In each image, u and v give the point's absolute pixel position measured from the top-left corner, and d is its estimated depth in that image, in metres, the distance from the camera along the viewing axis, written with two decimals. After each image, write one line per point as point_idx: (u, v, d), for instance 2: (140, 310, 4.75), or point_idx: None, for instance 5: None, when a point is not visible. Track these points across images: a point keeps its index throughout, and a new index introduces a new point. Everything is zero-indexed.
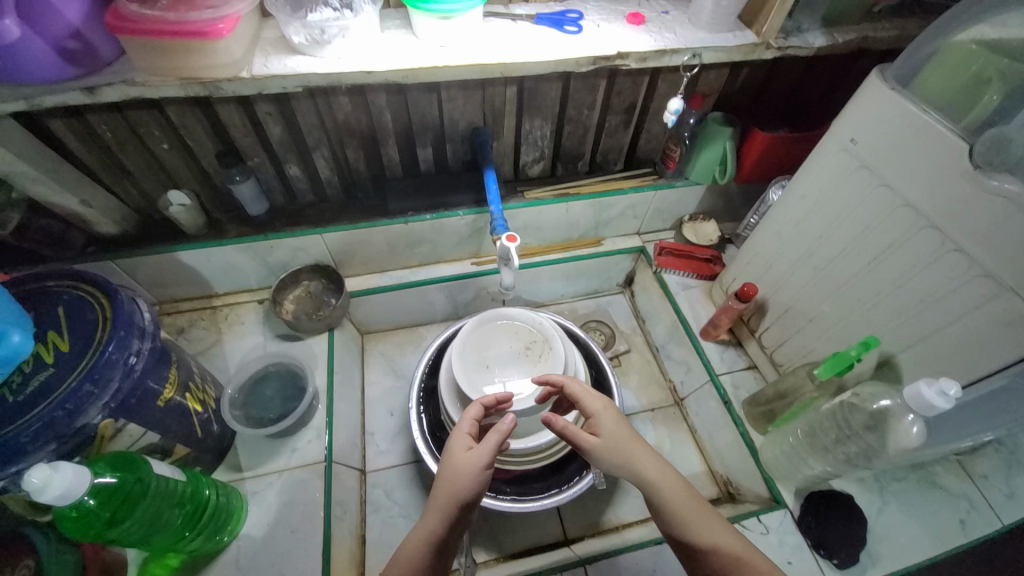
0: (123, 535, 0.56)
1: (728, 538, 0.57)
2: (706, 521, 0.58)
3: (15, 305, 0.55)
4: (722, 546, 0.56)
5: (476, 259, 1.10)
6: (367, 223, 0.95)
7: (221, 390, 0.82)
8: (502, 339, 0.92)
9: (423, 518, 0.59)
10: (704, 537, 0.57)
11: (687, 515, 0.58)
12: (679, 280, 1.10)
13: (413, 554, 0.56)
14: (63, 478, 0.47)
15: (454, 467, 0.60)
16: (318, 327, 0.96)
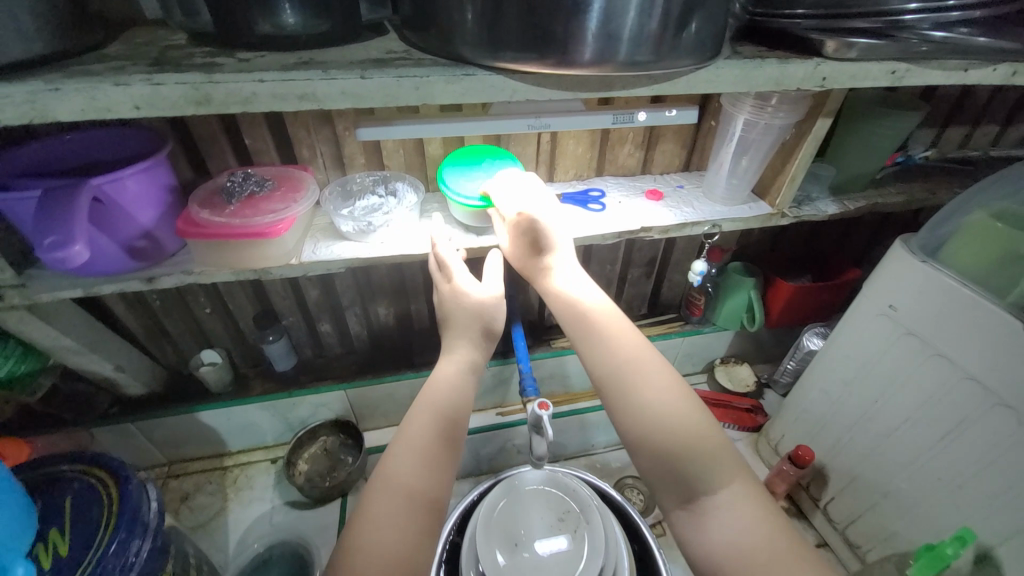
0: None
1: (647, 361, 0.56)
2: (620, 339, 0.57)
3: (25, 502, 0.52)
4: (644, 371, 0.55)
5: (500, 409, 1.08)
6: (393, 376, 0.94)
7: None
8: (533, 509, 0.82)
9: (445, 359, 0.61)
10: (620, 360, 0.56)
11: (601, 330, 0.58)
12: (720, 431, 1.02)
13: (436, 391, 0.57)
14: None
15: (473, 311, 0.62)
16: (332, 491, 0.89)
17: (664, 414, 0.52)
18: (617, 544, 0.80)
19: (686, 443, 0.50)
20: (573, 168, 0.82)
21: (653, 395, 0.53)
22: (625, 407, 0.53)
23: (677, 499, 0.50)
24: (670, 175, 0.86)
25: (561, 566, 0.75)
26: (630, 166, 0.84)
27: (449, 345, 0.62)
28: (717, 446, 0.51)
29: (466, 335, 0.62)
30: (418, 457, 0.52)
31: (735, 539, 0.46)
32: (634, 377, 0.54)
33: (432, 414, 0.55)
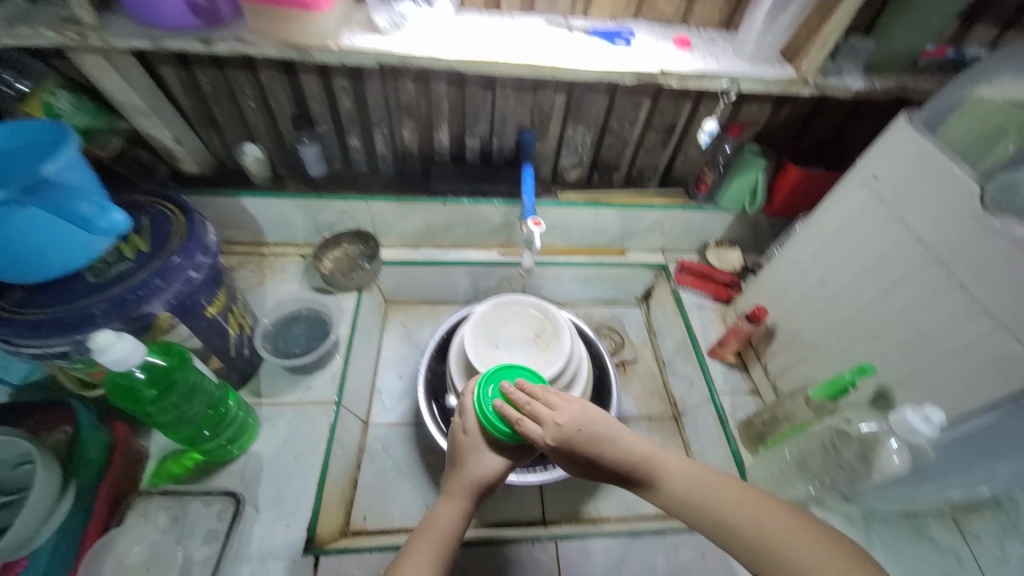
0: (150, 410, 0.66)
1: (740, 496, 0.55)
2: (697, 481, 0.57)
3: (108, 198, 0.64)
4: (746, 508, 0.54)
5: (503, 250, 1.15)
6: (410, 198, 1.03)
7: (258, 321, 0.92)
8: (513, 323, 0.96)
9: (443, 502, 0.62)
10: (709, 498, 0.55)
11: (670, 474, 0.58)
12: (695, 299, 1.12)
13: (432, 528, 0.59)
14: (124, 345, 0.55)
15: (476, 473, 0.64)
16: (347, 287, 1.03)
17: (786, 544, 0.50)
18: (581, 357, 0.95)
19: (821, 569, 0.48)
20: (609, 6, 0.81)
21: (765, 526, 0.52)
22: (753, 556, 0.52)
23: None
24: (707, 31, 0.84)
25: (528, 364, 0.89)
26: (669, 13, 0.82)
27: (446, 489, 0.63)
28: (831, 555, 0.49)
29: (464, 484, 0.63)
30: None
31: None
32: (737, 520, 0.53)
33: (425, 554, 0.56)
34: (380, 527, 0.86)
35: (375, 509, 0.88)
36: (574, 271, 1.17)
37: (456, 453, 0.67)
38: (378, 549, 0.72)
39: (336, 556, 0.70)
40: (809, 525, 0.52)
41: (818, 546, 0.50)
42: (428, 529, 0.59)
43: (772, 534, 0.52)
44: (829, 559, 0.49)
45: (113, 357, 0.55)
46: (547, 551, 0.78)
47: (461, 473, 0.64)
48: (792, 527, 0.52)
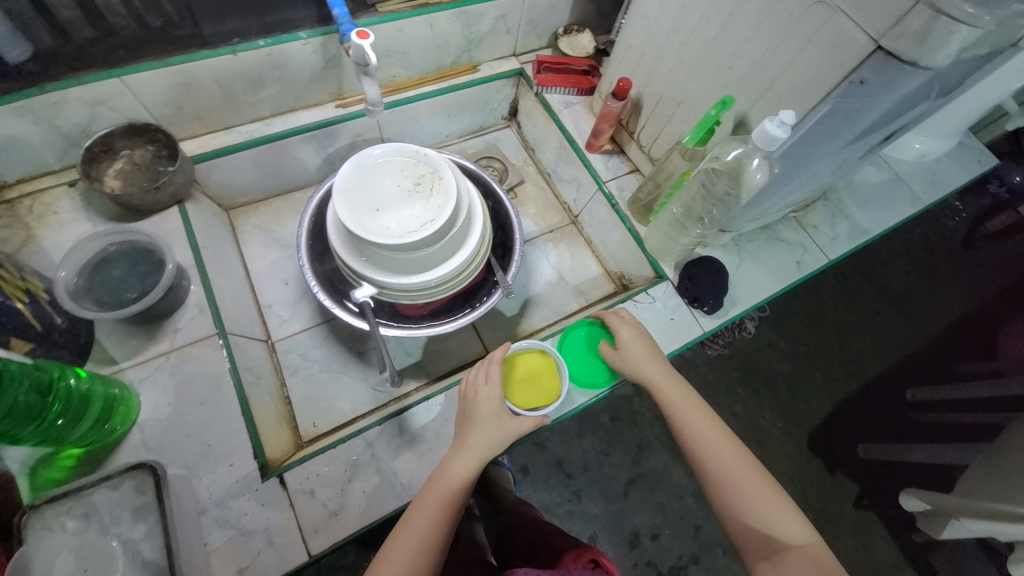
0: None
1: (727, 443, 0.62)
2: (707, 425, 0.64)
3: None
4: (727, 456, 0.61)
5: (340, 102, 0.95)
6: (179, 56, 0.75)
7: (54, 279, 0.69)
8: (384, 179, 0.83)
9: (461, 451, 0.64)
10: (701, 441, 0.63)
11: (680, 413, 0.66)
12: (561, 98, 1.06)
13: (447, 478, 0.62)
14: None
15: (493, 435, 0.66)
16: (155, 205, 0.78)
17: (751, 499, 0.58)
18: (470, 192, 0.88)
19: (774, 528, 0.56)
20: None
21: (736, 475, 0.59)
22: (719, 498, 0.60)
23: (758, 555, 0.56)
24: None
25: (419, 215, 0.80)
26: None
27: (461, 441, 0.66)
28: (778, 514, 0.57)
29: (480, 441, 0.65)
30: (428, 528, 0.58)
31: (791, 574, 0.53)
32: (724, 473, 0.60)
33: (439, 503, 0.60)
34: (334, 424, 0.84)
35: (321, 413, 0.84)
36: (430, 104, 1.03)
37: (468, 417, 0.67)
38: (341, 442, 0.69)
39: (300, 466, 0.67)
40: (781, 494, 0.58)
41: (777, 508, 0.57)
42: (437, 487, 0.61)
43: (742, 485, 0.59)
44: (780, 520, 0.57)
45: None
46: None
47: (474, 430, 0.66)
48: (768, 490, 0.58)
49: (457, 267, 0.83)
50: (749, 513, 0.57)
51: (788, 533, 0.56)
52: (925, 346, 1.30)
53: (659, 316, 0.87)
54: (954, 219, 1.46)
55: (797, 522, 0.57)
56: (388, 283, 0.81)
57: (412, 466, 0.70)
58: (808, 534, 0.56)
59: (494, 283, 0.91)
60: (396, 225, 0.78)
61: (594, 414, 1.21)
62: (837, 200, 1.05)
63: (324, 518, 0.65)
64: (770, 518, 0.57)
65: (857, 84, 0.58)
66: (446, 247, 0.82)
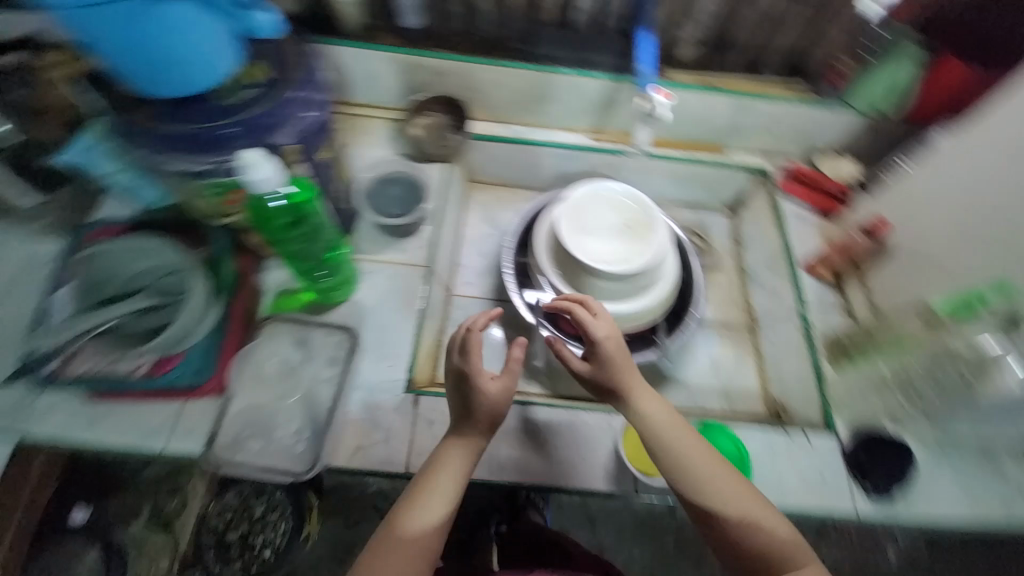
0: (289, 236, 0.68)
1: (712, 467, 0.61)
2: (692, 449, 0.62)
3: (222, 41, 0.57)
4: (715, 482, 0.61)
5: (595, 134, 1.07)
6: (508, 61, 0.94)
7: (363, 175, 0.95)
8: (603, 211, 0.92)
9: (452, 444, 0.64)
10: (684, 463, 0.62)
11: (663, 435, 0.63)
12: (797, 210, 1.04)
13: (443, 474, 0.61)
14: (264, 168, 0.56)
15: (479, 420, 0.64)
16: (437, 155, 1.02)
17: (731, 516, 0.59)
18: (670, 254, 0.92)
19: (763, 546, 0.58)
20: None
21: (719, 495, 0.60)
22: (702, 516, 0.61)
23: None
24: None
25: (621, 253, 0.87)
26: None
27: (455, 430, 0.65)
28: (766, 529, 0.59)
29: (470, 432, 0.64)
30: (420, 516, 0.59)
31: None
32: (727, 501, 0.60)
33: (432, 492, 0.60)
34: None
35: None
36: (670, 168, 1.07)
37: (453, 408, 0.65)
38: None
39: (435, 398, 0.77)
40: (767, 512, 0.60)
41: (759, 524, 0.59)
42: (427, 484, 0.61)
43: (724, 504, 0.60)
44: (765, 536, 0.58)
45: (253, 180, 0.57)
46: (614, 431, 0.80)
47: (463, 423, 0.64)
48: (752, 505, 0.60)
49: (629, 311, 0.88)
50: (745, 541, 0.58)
51: (777, 552, 0.58)
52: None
53: (809, 467, 0.79)
54: None
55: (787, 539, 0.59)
56: (565, 294, 0.90)
57: (511, 451, 0.77)
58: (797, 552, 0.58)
59: (653, 341, 0.92)
60: (596, 250, 0.88)
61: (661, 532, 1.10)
62: None
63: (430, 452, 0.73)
64: (756, 535, 0.58)
65: None
66: (629, 290, 0.88)
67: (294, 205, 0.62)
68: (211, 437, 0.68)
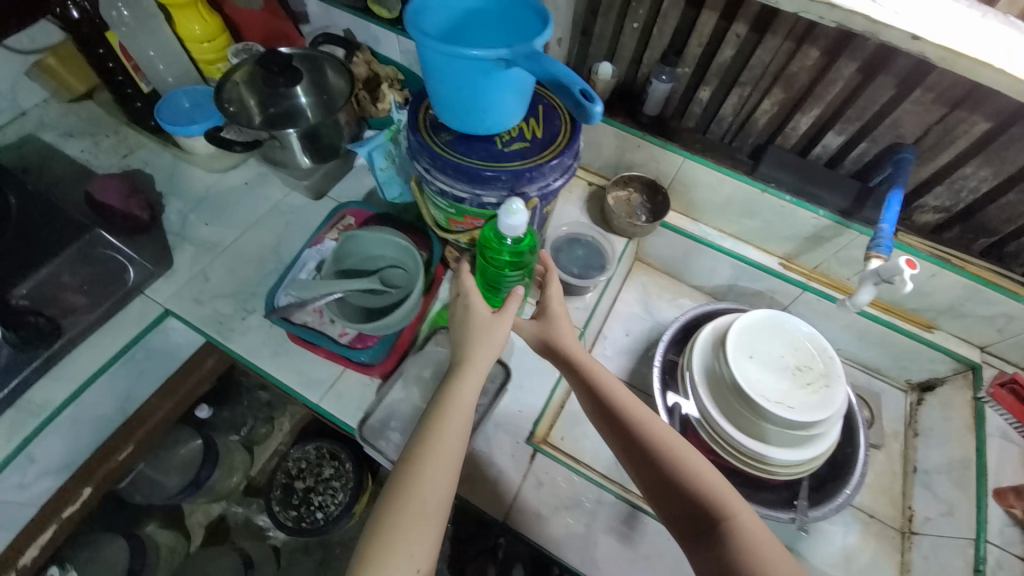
0: (498, 274, 0.72)
1: (647, 419, 0.64)
2: (625, 402, 0.66)
3: (524, 96, 0.65)
4: (648, 432, 0.63)
5: (785, 261, 1.03)
6: (728, 170, 0.95)
7: (558, 230, 1.00)
8: (777, 344, 0.87)
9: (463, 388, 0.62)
10: (619, 413, 0.65)
11: (602, 387, 0.67)
12: (1001, 425, 0.87)
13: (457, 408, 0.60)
14: (519, 216, 0.59)
15: (490, 347, 0.66)
16: (624, 230, 1.02)
17: (667, 462, 0.60)
18: (839, 418, 0.83)
19: (700, 492, 0.58)
20: None
21: (651, 443, 0.62)
22: (643, 468, 0.62)
23: (695, 529, 0.57)
24: None
25: (785, 396, 0.82)
26: None
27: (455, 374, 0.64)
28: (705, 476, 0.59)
29: (473, 361, 0.65)
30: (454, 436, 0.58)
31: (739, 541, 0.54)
32: (655, 446, 0.61)
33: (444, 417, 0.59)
34: (572, 453, 0.84)
35: None
36: (855, 321, 0.99)
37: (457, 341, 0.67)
38: (585, 475, 0.79)
39: (551, 460, 0.79)
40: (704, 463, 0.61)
41: (698, 472, 0.59)
42: (445, 405, 0.60)
43: (658, 452, 0.61)
44: (700, 485, 0.58)
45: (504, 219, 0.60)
46: None
47: (477, 361, 0.65)
48: (687, 455, 0.61)
49: (772, 458, 0.82)
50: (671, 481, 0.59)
51: (712, 497, 0.57)
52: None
53: None
54: None
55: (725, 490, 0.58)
56: (708, 410, 0.85)
57: (609, 552, 0.74)
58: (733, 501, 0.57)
59: (790, 503, 0.84)
60: (759, 381, 0.83)
61: None
62: None
63: (535, 512, 0.75)
64: (694, 484, 0.58)
65: None
66: (780, 437, 0.82)
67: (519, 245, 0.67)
68: (364, 420, 0.74)
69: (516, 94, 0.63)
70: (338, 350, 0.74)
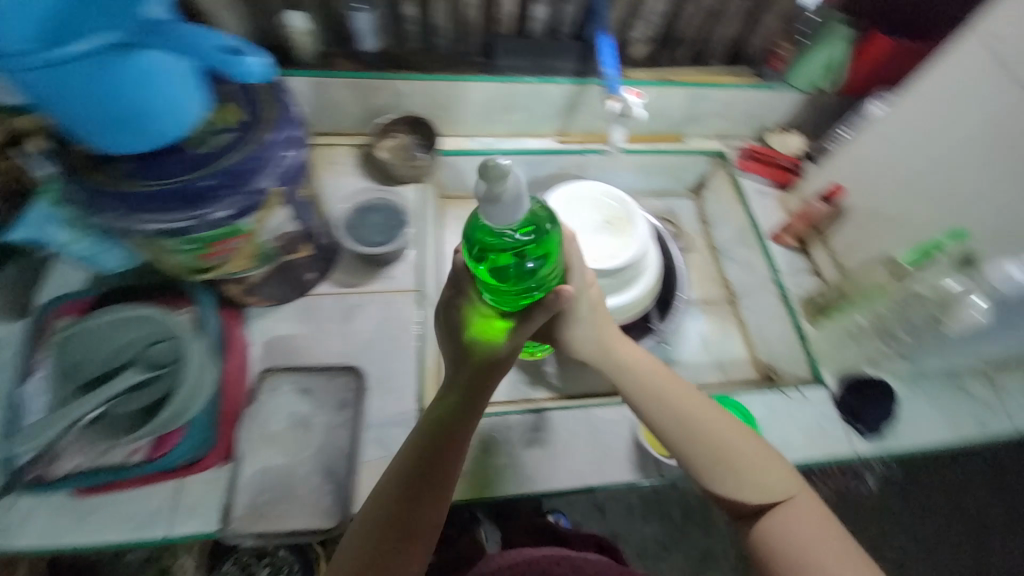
0: (534, 273, 0.56)
1: (717, 413, 0.68)
2: (687, 398, 0.68)
3: (198, 79, 0.56)
4: (723, 432, 0.66)
5: (560, 137, 1.10)
6: (470, 76, 0.95)
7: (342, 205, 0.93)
8: (583, 211, 0.95)
9: (432, 500, 0.59)
10: (679, 414, 0.67)
11: (657, 390, 0.69)
12: (756, 185, 1.11)
13: (426, 520, 0.59)
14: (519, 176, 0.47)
15: (459, 444, 0.61)
16: (409, 176, 0.99)
17: (740, 459, 0.65)
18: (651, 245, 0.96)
19: (768, 480, 0.64)
20: None
21: (727, 440, 0.65)
22: (698, 457, 0.66)
23: (754, 511, 0.65)
24: None
25: (605, 250, 0.91)
26: None
27: (434, 483, 0.59)
28: (773, 470, 0.65)
29: (445, 468, 0.60)
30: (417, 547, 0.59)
31: (796, 526, 0.62)
32: (728, 456, 0.65)
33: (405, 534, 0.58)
34: None
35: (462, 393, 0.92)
36: (632, 161, 1.12)
37: (429, 431, 0.61)
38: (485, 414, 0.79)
39: None
40: (772, 452, 0.67)
41: (768, 466, 0.65)
42: (414, 519, 0.58)
43: (732, 449, 0.65)
44: (773, 481, 0.64)
45: (504, 194, 0.47)
46: (628, 426, 0.80)
47: (446, 467, 0.60)
48: (758, 450, 0.66)
49: (624, 304, 0.92)
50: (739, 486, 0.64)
51: (778, 485, 0.64)
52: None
53: (808, 418, 0.85)
54: None
55: (790, 475, 0.65)
56: None
57: (535, 461, 0.77)
58: (794, 487, 0.65)
59: (648, 327, 0.97)
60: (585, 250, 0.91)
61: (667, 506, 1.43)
62: None
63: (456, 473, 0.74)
64: (768, 480, 0.64)
65: None
66: (619, 284, 0.92)
67: (528, 225, 0.53)
68: (227, 514, 0.65)
69: (179, 77, 0.53)
70: (145, 468, 0.63)
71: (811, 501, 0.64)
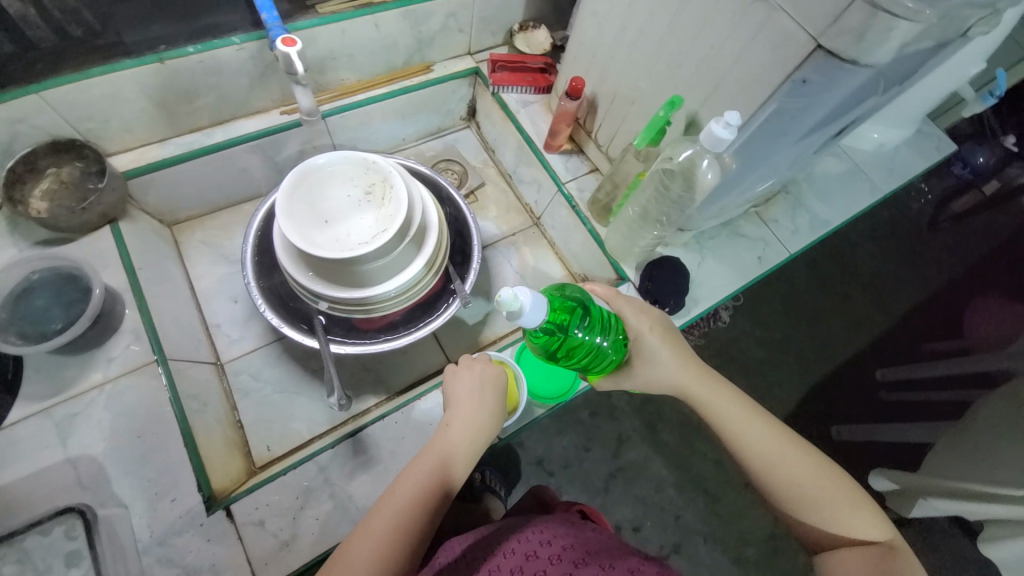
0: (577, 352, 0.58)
1: (788, 450, 0.58)
2: (758, 433, 0.59)
3: None
4: (790, 471, 0.57)
5: (284, 108, 0.91)
6: (99, 67, 0.70)
7: None
8: (327, 191, 0.73)
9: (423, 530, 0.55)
10: (752, 452, 0.58)
11: (738, 430, 0.60)
12: (518, 98, 1.01)
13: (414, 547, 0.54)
14: (522, 290, 0.49)
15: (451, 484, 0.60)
16: (87, 224, 0.75)
17: (811, 495, 0.56)
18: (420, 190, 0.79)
19: (836, 521, 0.55)
20: None
21: (796, 477, 0.57)
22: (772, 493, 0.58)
23: (822, 549, 0.57)
24: None
25: (367, 229, 0.71)
26: None
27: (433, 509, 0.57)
28: (847, 511, 0.55)
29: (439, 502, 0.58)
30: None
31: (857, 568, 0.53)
32: (813, 497, 0.56)
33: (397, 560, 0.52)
34: (292, 446, 0.84)
35: (276, 437, 0.84)
36: (379, 110, 0.98)
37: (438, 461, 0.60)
38: (294, 467, 0.70)
39: (248, 496, 0.67)
40: (852, 491, 0.56)
41: (843, 505, 0.55)
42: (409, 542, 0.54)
43: (801, 485, 0.56)
44: (851, 522, 0.55)
45: (523, 309, 0.49)
46: None
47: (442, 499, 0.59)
48: (833, 486, 0.56)
49: (419, 272, 0.77)
50: (840, 527, 0.55)
51: (856, 529, 0.54)
52: (882, 337, 1.41)
53: None
54: (920, 201, 1.58)
55: (869, 517, 0.55)
56: (344, 298, 0.75)
57: (364, 488, 0.71)
58: (880, 530, 0.54)
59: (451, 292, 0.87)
60: (347, 238, 0.71)
61: (574, 411, 1.28)
62: (796, 192, 1.05)
63: (274, 549, 0.65)
64: (840, 522, 0.55)
65: (800, 83, 0.56)
66: (404, 255, 0.75)
67: (562, 311, 0.56)
68: None
69: None
70: None
71: (901, 551, 0.53)
